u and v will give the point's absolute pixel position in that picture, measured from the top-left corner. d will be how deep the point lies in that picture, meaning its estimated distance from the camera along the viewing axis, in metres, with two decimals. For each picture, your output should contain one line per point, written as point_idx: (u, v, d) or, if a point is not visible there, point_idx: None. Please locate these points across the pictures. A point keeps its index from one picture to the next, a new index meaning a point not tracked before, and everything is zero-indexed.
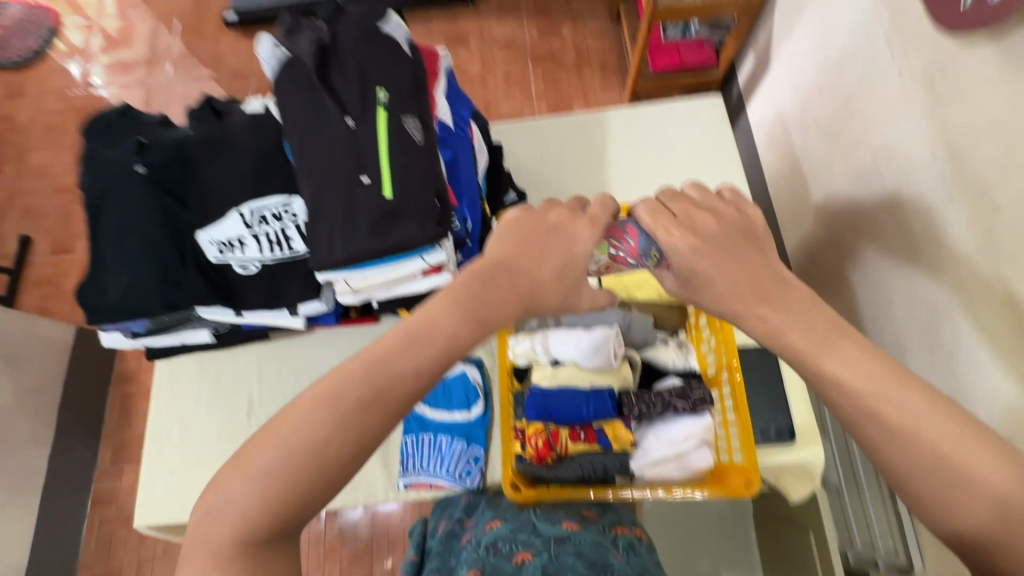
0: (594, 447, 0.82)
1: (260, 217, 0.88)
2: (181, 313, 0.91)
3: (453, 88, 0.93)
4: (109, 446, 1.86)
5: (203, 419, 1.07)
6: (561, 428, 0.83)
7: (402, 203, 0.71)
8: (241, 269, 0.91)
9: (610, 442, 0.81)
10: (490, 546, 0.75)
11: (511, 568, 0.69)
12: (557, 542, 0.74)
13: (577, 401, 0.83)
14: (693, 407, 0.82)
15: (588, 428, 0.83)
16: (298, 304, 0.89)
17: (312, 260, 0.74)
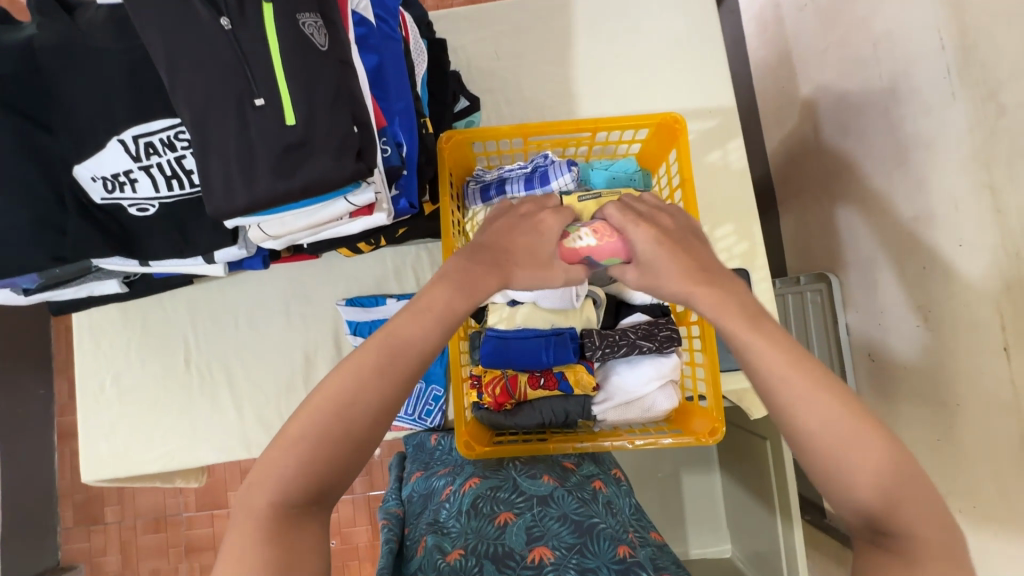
0: (554, 392, 0.77)
1: (147, 146, 0.72)
2: (76, 265, 0.77)
3: None
4: (64, 380, 1.82)
5: (138, 370, 0.98)
6: (520, 373, 0.77)
7: (309, 133, 0.57)
8: (136, 211, 0.76)
9: (572, 388, 0.76)
10: (469, 508, 0.74)
11: (496, 532, 0.70)
12: (538, 503, 0.73)
13: (536, 345, 0.76)
14: (659, 347, 0.76)
15: (548, 373, 0.77)
16: (213, 251, 0.76)
17: (208, 206, 0.61)
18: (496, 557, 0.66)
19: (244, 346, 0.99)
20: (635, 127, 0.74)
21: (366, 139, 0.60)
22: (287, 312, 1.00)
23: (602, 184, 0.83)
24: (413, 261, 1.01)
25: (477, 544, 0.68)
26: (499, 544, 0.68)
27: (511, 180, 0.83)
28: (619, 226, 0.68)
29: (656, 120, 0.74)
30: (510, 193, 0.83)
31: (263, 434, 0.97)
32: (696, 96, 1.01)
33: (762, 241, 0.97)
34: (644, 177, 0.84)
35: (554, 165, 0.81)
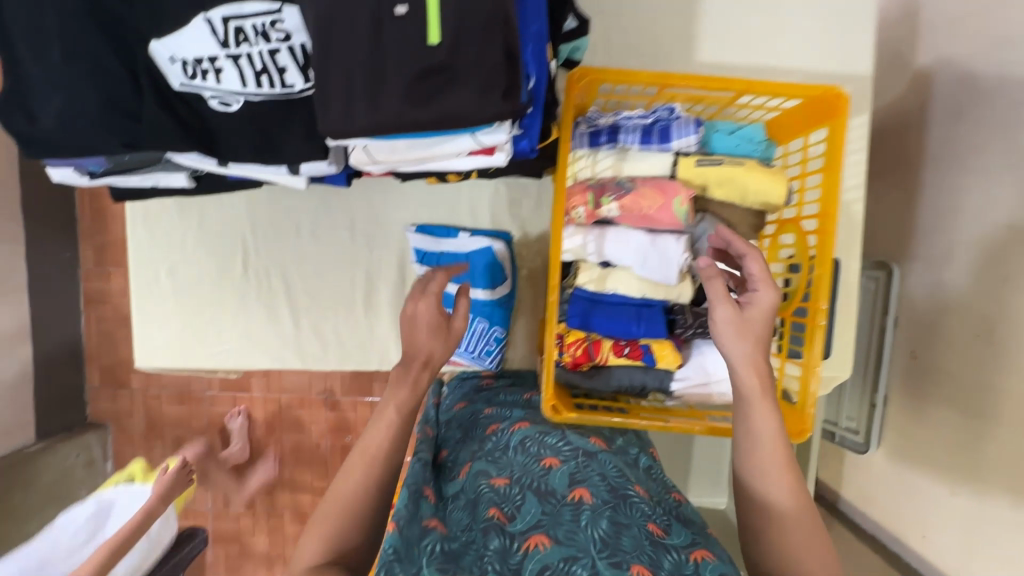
0: (637, 363, 0.75)
1: (236, 30, 0.63)
2: (147, 155, 0.70)
3: None
4: (90, 247, 1.79)
5: (194, 269, 0.95)
6: (604, 338, 0.75)
7: (453, 57, 0.49)
8: (218, 104, 0.68)
9: (655, 362, 0.74)
10: (517, 447, 0.70)
11: (541, 473, 0.64)
12: (585, 457, 0.67)
13: (627, 314, 0.74)
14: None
15: (634, 343, 0.75)
16: (300, 163, 0.69)
17: (322, 121, 0.53)
18: (537, 492, 0.61)
19: (304, 258, 0.95)
20: (790, 95, 0.66)
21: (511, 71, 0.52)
22: (351, 229, 0.95)
23: (723, 150, 0.76)
24: (490, 196, 0.95)
25: (522, 476, 0.64)
26: (542, 482, 0.63)
27: (626, 128, 0.75)
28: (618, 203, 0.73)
29: (814, 92, 0.65)
30: (621, 142, 0.76)
31: (318, 348, 0.96)
32: (829, 57, 0.90)
33: (861, 232, 0.91)
34: (768, 148, 0.76)
35: (680, 122, 0.74)
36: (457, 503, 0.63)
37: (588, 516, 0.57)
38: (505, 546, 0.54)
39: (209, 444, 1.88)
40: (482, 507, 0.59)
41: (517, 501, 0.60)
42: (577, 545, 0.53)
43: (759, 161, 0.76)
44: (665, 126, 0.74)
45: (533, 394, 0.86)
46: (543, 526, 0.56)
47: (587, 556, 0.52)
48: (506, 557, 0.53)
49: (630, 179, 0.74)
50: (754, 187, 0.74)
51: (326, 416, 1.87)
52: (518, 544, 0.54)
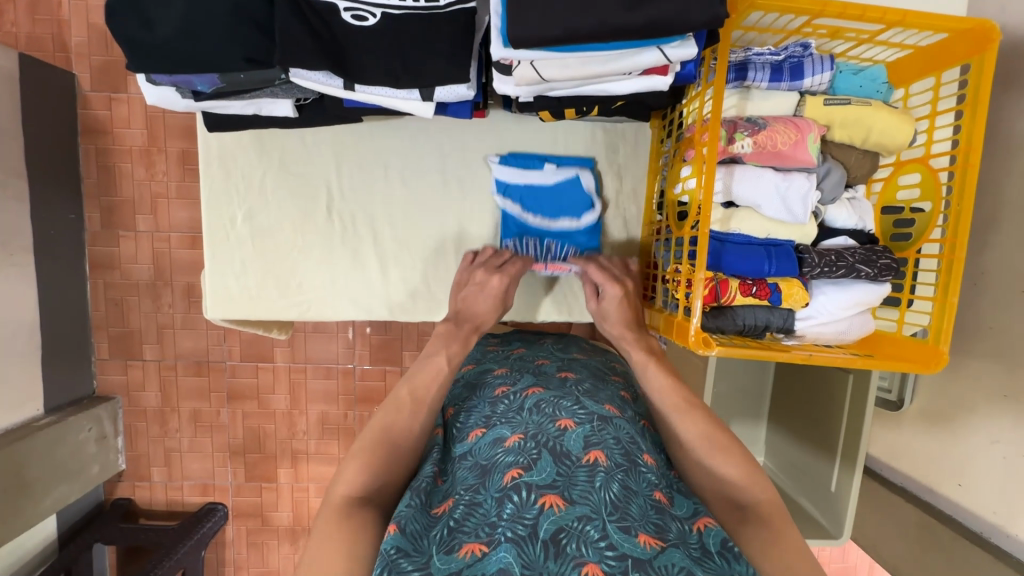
0: (762, 303, 0.75)
1: None
2: (267, 74, 0.65)
3: None
4: (97, 208, 1.57)
5: (274, 211, 0.89)
6: (731, 278, 0.75)
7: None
8: (351, 18, 0.63)
9: (782, 301, 0.75)
10: (531, 408, 0.67)
11: (555, 433, 0.62)
12: (600, 419, 0.65)
13: (755, 254, 0.74)
14: (875, 272, 0.74)
15: (761, 283, 0.75)
16: (436, 88, 0.66)
17: (509, 30, 0.51)
18: (552, 452, 0.59)
19: (392, 203, 0.91)
20: (939, 30, 0.66)
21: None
22: (442, 173, 0.91)
23: (848, 90, 0.76)
24: (587, 138, 0.91)
25: (538, 435, 0.61)
26: (556, 442, 0.60)
27: (756, 65, 0.74)
28: (754, 141, 0.73)
29: (962, 28, 0.66)
30: (750, 80, 0.74)
31: (407, 297, 0.93)
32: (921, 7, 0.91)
33: None
34: (890, 90, 0.77)
35: (813, 58, 0.73)
36: (465, 464, 0.61)
37: (601, 478, 0.56)
38: (519, 506, 0.53)
39: (231, 416, 1.69)
40: (496, 474, 0.57)
41: (532, 459, 0.58)
42: (589, 507, 0.53)
43: (882, 102, 0.76)
44: (797, 63, 0.73)
45: (546, 362, 0.81)
46: (557, 487, 0.55)
47: (598, 518, 0.53)
48: (521, 517, 0.52)
49: (761, 117, 0.74)
50: (881, 127, 0.74)
51: (355, 386, 1.69)
52: (532, 500, 0.53)
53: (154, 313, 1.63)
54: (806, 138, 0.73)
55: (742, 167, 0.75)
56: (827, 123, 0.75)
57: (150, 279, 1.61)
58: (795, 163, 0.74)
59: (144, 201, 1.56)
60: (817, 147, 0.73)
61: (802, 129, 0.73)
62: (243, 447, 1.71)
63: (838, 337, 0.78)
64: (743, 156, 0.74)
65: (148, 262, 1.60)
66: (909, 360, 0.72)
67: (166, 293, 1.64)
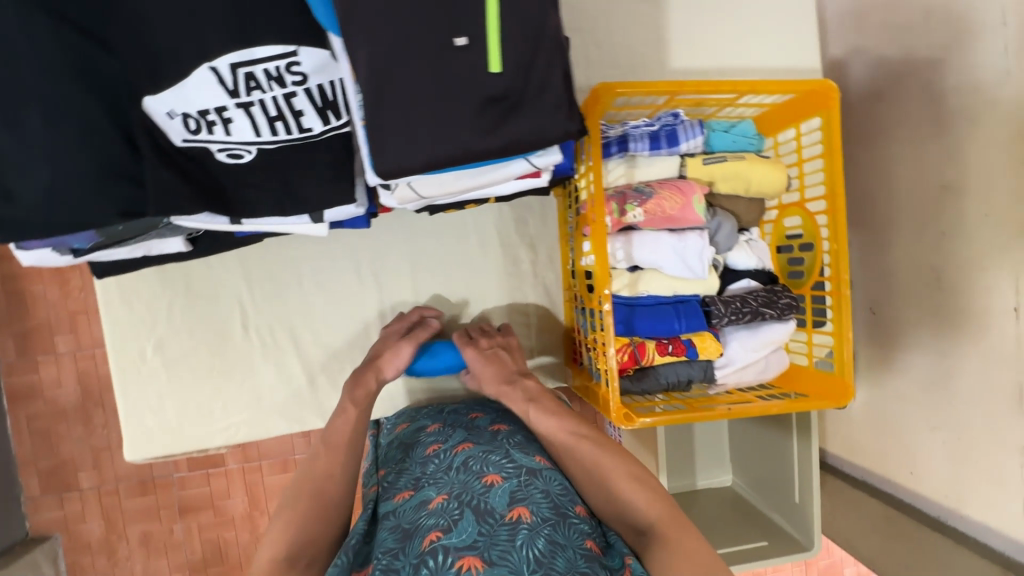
0: (680, 358, 0.78)
1: (247, 77, 0.59)
2: (147, 220, 0.64)
3: None
4: (11, 336, 1.47)
5: (188, 338, 0.86)
6: (647, 340, 0.77)
7: (516, 81, 0.50)
8: (226, 157, 0.63)
9: (698, 354, 0.77)
10: (459, 467, 0.69)
11: (480, 491, 0.65)
12: (528, 472, 0.67)
13: (665, 313, 0.77)
14: (779, 313, 0.78)
15: (676, 340, 0.77)
16: (325, 211, 0.66)
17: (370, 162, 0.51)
18: (475, 511, 0.62)
19: (310, 309, 0.90)
20: (785, 93, 0.72)
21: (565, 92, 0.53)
22: (357, 271, 0.91)
23: (722, 147, 0.81)
24: (496, 218, 0.94)
25: (463, 494, 0.64)
26: (480, 501, 0.63)
27: (634, 137, 0.78)
28: (645, 210, 0.76)
29: (808, 88, 0.72)
30: (632, 151, 0.78)
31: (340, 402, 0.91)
32: (784, 52, 0.98)
33: None
34: (761, 140, 0.82)
35: (683, 126, 0.78)
36: (389, 529, 0.63)
37: (525, 536, 0.58)
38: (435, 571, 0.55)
39: (186, 532, 1.57)
40: (417, 538, 0.60)
41: (453, 520, 0.60)
42: (509, 567, 0.54)
43: (755, 153, 0.82)
44: (670, 129, 0.78)
45: (479, 416, 0.83)
46: (476, 546, 0.56)
47: None
48: None
49: (648, 185, 0.77)
50: (758, 178, 0.80)
51: None
52: (449, 564, 0.55)
53: (87, 437, 1.52)
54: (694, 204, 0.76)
55: (639, 234, 0.78)
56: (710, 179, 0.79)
57: (78, 402, 1.50)
58: (688, 223, 0.77)
59: (63, 320, 1.48)
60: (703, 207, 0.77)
61: (689, 196, 0.76)
62: (204, 562, 1.58)
63: (757, 377, 0.81)
64: (637, 226, 0.77)
65: (74, 384, 1.50)
66: (822, 393, 0.75)
67: (98, 413, 1.53)
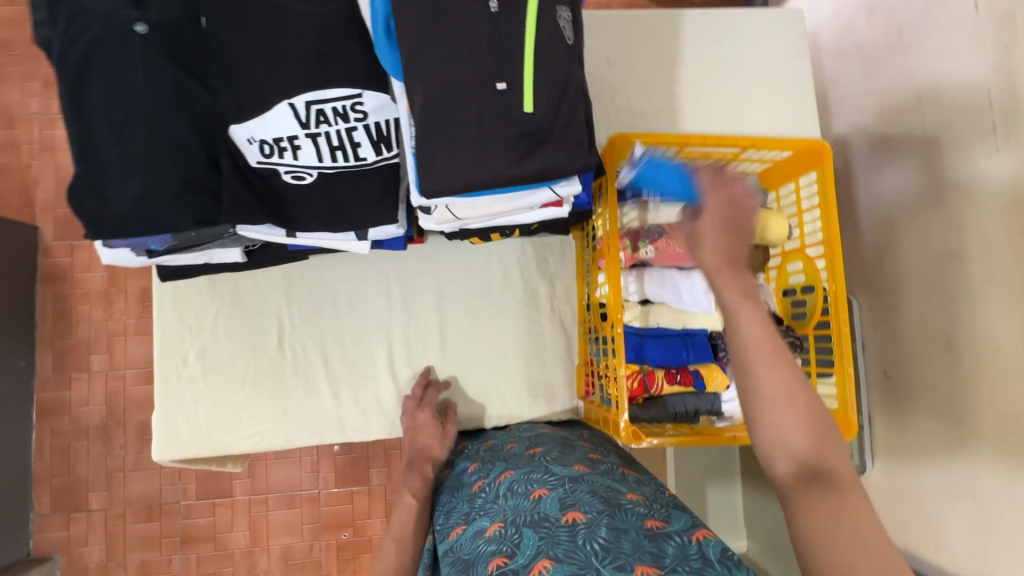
0: (688, 388, 0.82)
1: (319, 112, 0.70)
2: (216, 229, 0.73)
3: None
4: (50, 353, 1.55)
5: (227, 347, 0.93)
6: (656, 369, 0.81)
7: (543, 119, 0.59)
8: (291, 178, 0.74)
9: (706, 384, 0.81)
10: (505, 493, 0.74)
11: (531, 506, 0.69)
12: (572, 479, 0.72)
13: (673, 343, 0.82)
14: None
15: (684, 370, 0.82)
16: (371, 229, 0.76)
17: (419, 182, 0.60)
18: (531, 525, 0.66)
19: (340, 327, 0.96)
20: (783, 148, 0.81)
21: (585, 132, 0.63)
22: (387, 295, 0.98)
23: None
24: (518, 254, 1.01)
25: (516, 516, 0.68)
26: (534, 514, 0.67)
27: None
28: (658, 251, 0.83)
29: (803, 145, 0.81)
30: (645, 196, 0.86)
31: (360, 419, 0.95)
32: (786, 122, 1.09)
33: None
34: (763, 193, 0.91)
35: None
36: (454, 564, 0.67)
37: (584, 531, 0.62)
38: None
39: (184, 565, 1.54)
40: (482, 564, 0.64)
41: (514, 542, 0.64)
42: (577, 561, 0.58)
43: (758, 204, 0.90)
44: (680, 176, 0.86)
45: (514, 445, 0.88)
46: (544, 552, 0.60)
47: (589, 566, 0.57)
48: None
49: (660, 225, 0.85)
50: (760, 225, 0.87)
51: (322, 512, 1.58)
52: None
53: (104, 457, 1.55)
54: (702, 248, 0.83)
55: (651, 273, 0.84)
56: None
57: (102, 420, 1.55)
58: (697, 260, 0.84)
59: (101, 340, 1.56)
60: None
61: None
62: None
63: None
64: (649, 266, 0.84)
65: (102, 402, 1.55)
66: None
67: (118, 434, 1.57)
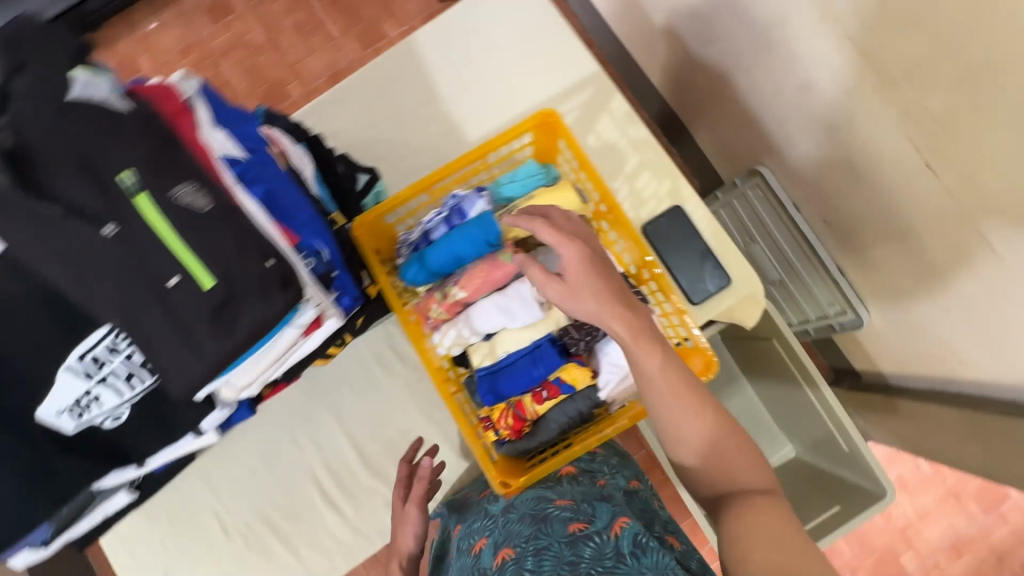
0: (561, 398, 0.86)
1: (93, 360, 0.73)
2: (81, 498, 0.80)
3: (217, 104, 0.75)
4: None
5: (184, 560, 0.98)
6: (523, 396, 0.87)
7: (229, 285, 0.59)
8: (112, 420, 0.78)
9: (573, 387, 0.85)
10: (463, 559, 0.85)
11: (477, 559, 0.81)
12: (503, 516, 0.84)
13: (523, 365, 0.86)
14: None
15: (548, 384, 0.86)
16: (201, 424, 0.82)
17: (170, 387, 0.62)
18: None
19: (271, 491, 1.01)
20: (518, 133, 0.87)
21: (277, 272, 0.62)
22: (295, 440, 1.01)
23: (516, 192, 0.89)
24: (385, 339, 1.03)
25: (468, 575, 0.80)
26: (478, 567, 0.79)
27: (433, 229, 0.87)
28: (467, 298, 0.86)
29: (533, 121, 0.87)
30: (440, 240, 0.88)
31: (326, 559, 1.02)
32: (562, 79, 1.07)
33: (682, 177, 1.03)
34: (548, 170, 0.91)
35: (466, 199, 0.87)
36: None
37: (509, 568, 0.73)
38: None
39: None
40: None
41: None
42: None
43: (548, 183, 0.89)
44: (456, 206, 0.87)
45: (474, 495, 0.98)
46: None
47: None
48: None
49: (462, 264, 0.86)
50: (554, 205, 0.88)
51: None
52: None
53: None
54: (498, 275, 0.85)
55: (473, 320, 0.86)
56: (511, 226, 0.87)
57: None
58: (505, 274, 0.85)
59: None
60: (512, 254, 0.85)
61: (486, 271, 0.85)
62: None
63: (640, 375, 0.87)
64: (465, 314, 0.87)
65: None
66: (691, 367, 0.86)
67: None
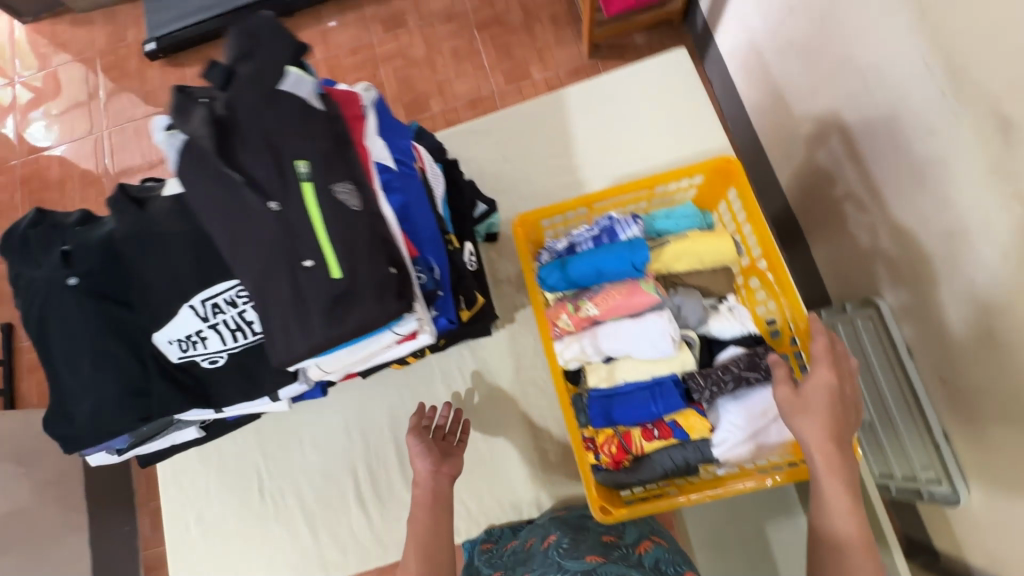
0: (671, 441, 0.85)
1: (213, 305, 0.83)
2: (160, 422, 0.87)
3: (387, 120, 0.83)
4: None
5: (220, 506, 1.04)
6: (632, 429, 0.86)
7: (315, 289, 0.64)
8: (207, 363, 0.86)
9: (686, 434, 0.84)
10: None
11: None
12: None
13: (643, 399, 0.84)
14: (763, 375, 0.84)
15: (660, 424, 0.85)
16: (277, 390, 0.89)
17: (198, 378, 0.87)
18: None
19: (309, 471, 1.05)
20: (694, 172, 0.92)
21: (399, 283, 0.67)
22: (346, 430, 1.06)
23: (665, 228, 0.96)
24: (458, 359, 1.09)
25: None
26: None
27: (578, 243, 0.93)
28: (597, 313, 0.88)
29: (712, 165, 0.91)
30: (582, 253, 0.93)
31: (337, 553, 1.02)
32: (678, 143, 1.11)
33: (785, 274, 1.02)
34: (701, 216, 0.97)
35: (619, 221, 0.91)
36: None
37: None
38: None
39: None
40: None
41: None
42: None
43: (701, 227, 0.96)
44: (611, 226, 0.91)
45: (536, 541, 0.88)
46: None
47: None
48: None
49: (602, 280, 0.90)
50: (706, 250, 0.91)
51: None
52: None
53: None
54: (626, 288, 0.87)
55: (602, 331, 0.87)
56: (655, 259, 0.92)
57: None
58: (644, 305, 0.86)
59: None
60: (654, 286, 0.86)
61: (619, 286, 0.87)
62: None
63: (760, 449, 0.83)
64: (589, 327, 0.88)
65: None
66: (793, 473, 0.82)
67: None
